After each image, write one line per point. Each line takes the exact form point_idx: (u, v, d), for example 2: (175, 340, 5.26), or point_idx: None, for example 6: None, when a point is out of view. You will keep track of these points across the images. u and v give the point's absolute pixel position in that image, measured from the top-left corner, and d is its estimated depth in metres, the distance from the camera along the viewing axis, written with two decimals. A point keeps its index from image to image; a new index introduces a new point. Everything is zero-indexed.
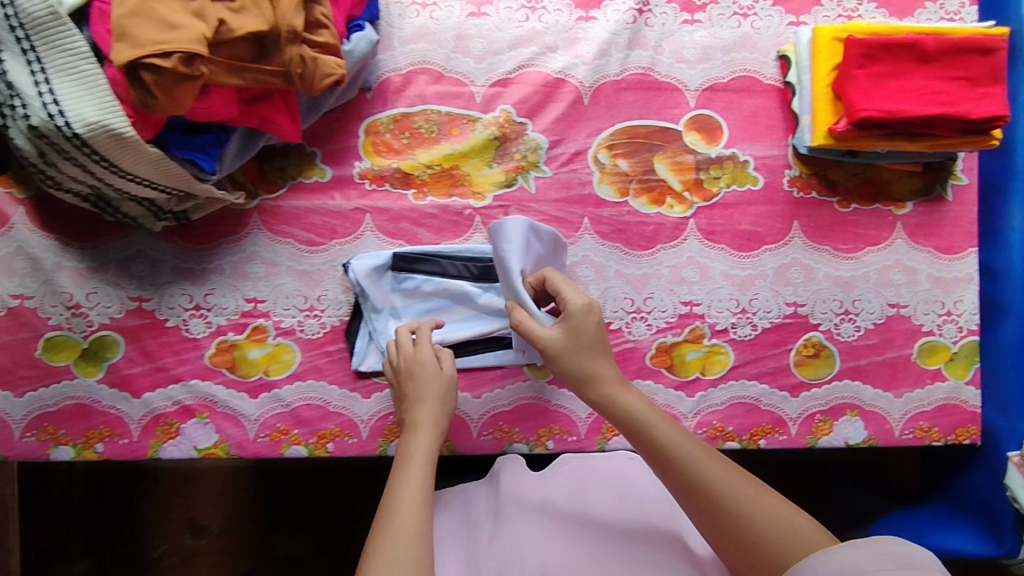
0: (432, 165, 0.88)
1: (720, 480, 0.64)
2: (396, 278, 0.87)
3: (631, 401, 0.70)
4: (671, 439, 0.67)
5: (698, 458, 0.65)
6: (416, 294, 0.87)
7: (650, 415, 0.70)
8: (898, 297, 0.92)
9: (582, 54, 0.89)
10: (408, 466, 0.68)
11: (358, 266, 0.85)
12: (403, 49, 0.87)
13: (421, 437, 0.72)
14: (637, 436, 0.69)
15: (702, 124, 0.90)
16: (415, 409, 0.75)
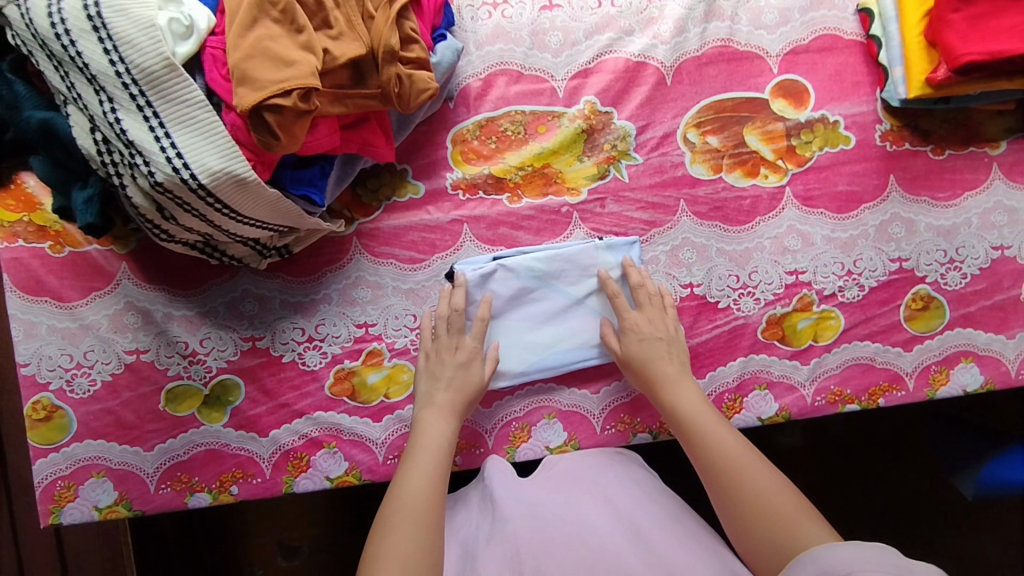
0: (523, 166, 0.87)
1: (737, 463, 0.71)
2: (492, 286, 0.83)
3: (681, 391, 0.79)
4: (708, 425, 0.75)
5: (717, 442, 0.73)
6: (512, 302, 0.85)
7: (695, 405, 0.77)
8: (1001, 239, 0.91)
9: (661, 33, 0.88)
10: (420, 448, 0.75)
11: (463, 272, 0.83)
12: (480, 53, 0.86)
13: (433, 419, 0.77)
14: (677, 421, 0.77)
15: (788, 90, 0.89)
16: (433, 390, 0.79)
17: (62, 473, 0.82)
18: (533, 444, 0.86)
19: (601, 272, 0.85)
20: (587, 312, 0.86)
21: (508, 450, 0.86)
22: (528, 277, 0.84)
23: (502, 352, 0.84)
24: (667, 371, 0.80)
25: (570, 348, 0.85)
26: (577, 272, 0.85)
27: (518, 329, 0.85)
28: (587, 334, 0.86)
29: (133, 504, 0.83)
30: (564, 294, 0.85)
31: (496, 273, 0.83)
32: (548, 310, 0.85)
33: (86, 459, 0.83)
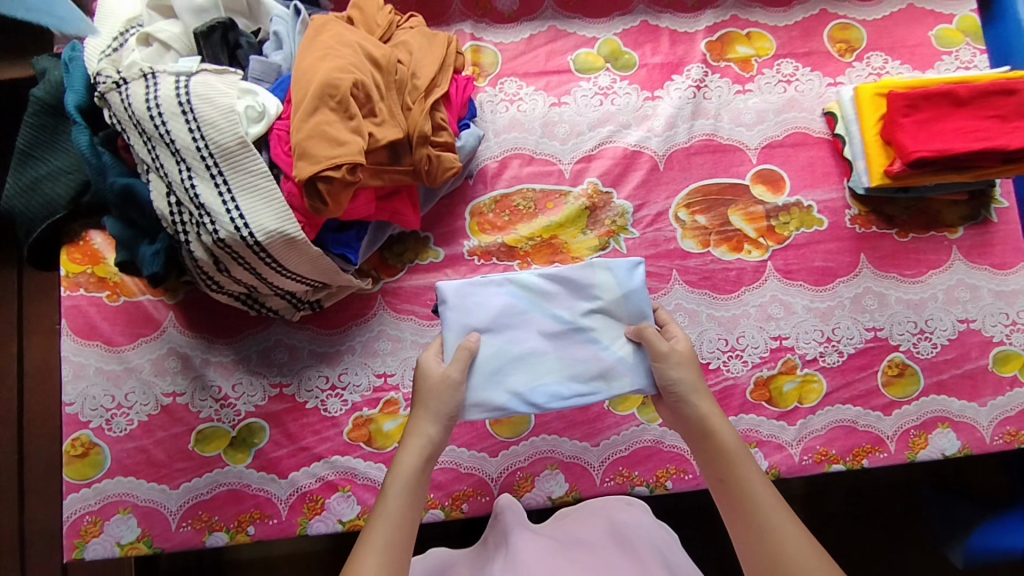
0: (533, 237, 0.98)
1: (776, 525, 0.70)
2: (476, 305, 0.83)
3: (725, 434, 0.76)
4: (750, 479, 0.74)
5: (762, 499, 0.72)
6: (496, 322, 0.83)
7: (738, 452, 0.76)
8: (966, 312, 1.00)
9: (654, 128, 1.01)
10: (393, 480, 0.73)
11: (447, 289, 0.83)
12: (498, 139, 1.00)
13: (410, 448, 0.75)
14: (714, 467, 0.76)
15: (766, 178, 1.01)
16: (414, 419, 0.78)
17: (91, 508, 0.87)
18: (536, 493, 0.91)
19: (595, 294, 0.83)
20: (585, 337, 0.84)
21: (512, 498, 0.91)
22: (518, 296, 0.84)
23: (484, 375, 0.82)
24: (709, 411, 0.78)
25: (557, 373, 0.83)
26: (572, 295, 0.84)
27: (509, 353, 0.83)
28: (584, 364, 0.83)
29: (153, 541, 0.87)
30: (557, 318, 0.84)
31: (482, 287, 0.84)
32: (540, 334, 0.84)
33: (115, 495, 0.87)
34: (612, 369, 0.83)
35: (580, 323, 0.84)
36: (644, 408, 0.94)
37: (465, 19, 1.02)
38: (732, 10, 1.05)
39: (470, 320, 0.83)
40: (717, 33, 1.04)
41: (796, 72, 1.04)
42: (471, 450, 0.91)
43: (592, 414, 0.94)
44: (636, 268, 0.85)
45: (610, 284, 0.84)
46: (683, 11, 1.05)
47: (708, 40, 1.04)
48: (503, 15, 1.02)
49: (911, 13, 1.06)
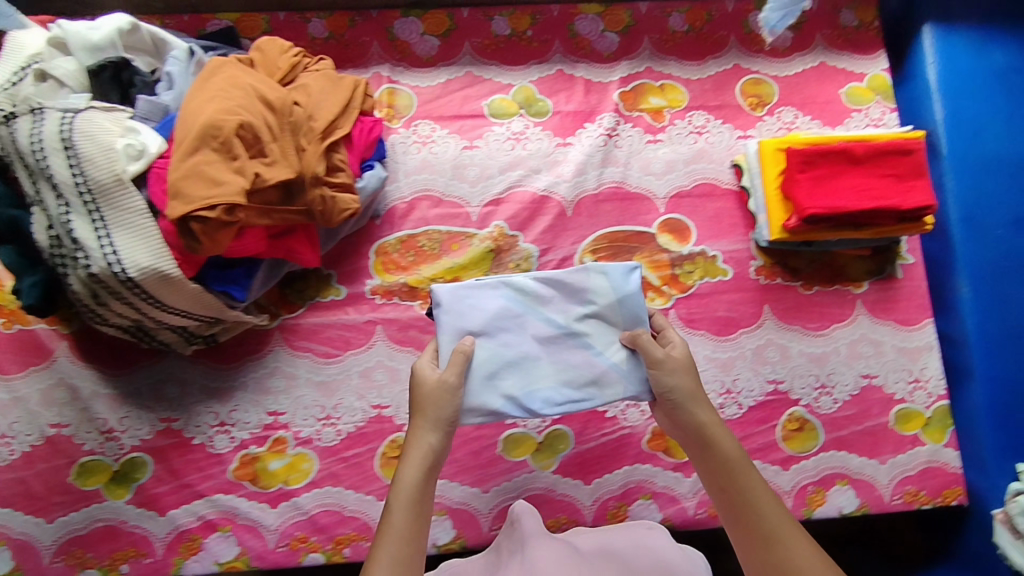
0: (436, 278, 0.98)
1: (783, 534, 0.70)
2: (469, 308, 0.81)
3: (725, 443, 0.75)
4: (756, 489, 0.73)
5: (762, 507, 0.72)
6: (490, 326, 0.81)
7: (742, 461, 0.75)
8: (869, 368, 1.00)
9: (563, 173, 1.03)
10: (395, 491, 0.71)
11: (438, 292, 0.81)
12: (407, 180, 1.01)
13: (415, 456, 0.73)
14: (717, 473, 0.75)
15: (672, 227, 1.02)
16: (413, 428, 0.76)
17: None
18: None
19: (590, 298, 0.82)
20: (580, 343, 0.82)
21: None
22: (514, 299, 0.82)
23: (476, 382, 0.79)
24: (708, 420, 0.77)
25: (555, 382, 0.81)
26: (568, 299, 0.82)
27: (503, 358, 0.81)
28: (578, 370, 0.81)
29: None
30: (553, 323, 0.82)
31: (477, 289, 0.82)
32: (535, 337, 0.82)
33: None
34: (606, 375, 0.81)
35: (575, 328, 0.82)
36: (538, 455, 0.95)
37: (382, 62, 1.03)
38: (647, 62, 1.07)
39: (465, 323, 0.81)
40: (631, 83, 1.06)
41: (707, 124, 1.06)
42: (358, 493, 0.92)
43: (485, 459, 0.94)
44: (632, 272, 0.83)
45: (606, 288, 0.82)
46: (599, 61, 1.07)
47: (621, 90, 1.06)
48: (420, 59, 1.04)
49: (822, 70, 1.08)
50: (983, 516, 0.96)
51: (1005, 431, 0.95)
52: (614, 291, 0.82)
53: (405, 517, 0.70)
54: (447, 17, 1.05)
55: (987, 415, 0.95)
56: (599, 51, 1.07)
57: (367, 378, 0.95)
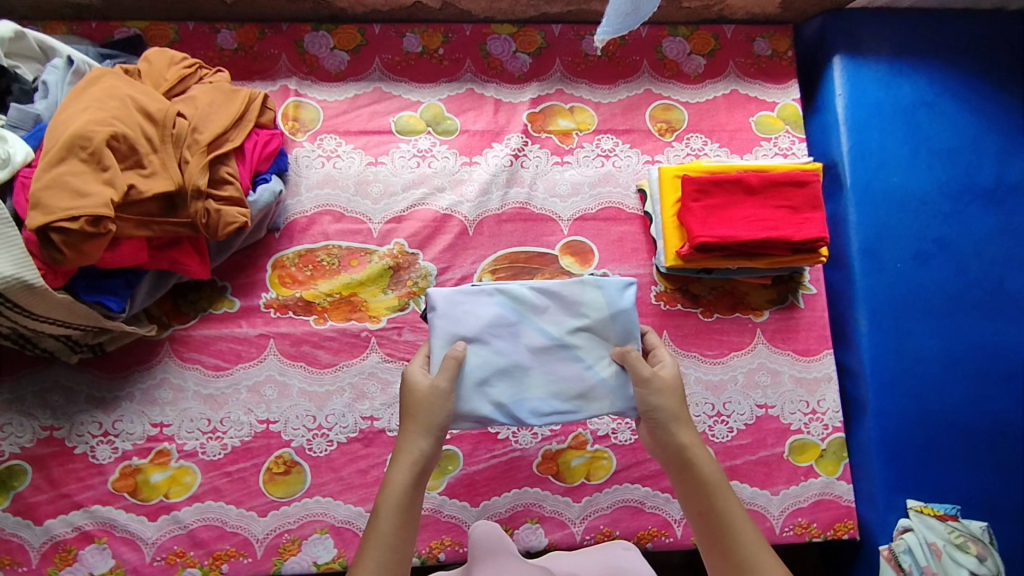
0: (331, 293, 0.98)
1: (756, 559, 0.70)
2: (462, 314, 0.79)
3: (705, 467, 0.74)
4: (732, 513, 0.72)
5: (739, 531, 0.71)
6: (481, 333, 0.78)
7: (721, 485, 0.74)
8: (765, 398, 1.00)
9: (467, 193, 1.03)
10: (385, 495, 0.71)
11: (436, 297, 0.79)
12: (309, 195, 1.01)
13: (402, 464, 0.72)
14: (694, 496, 0.74)
15: (575, 249, 1.02)
16: (403, 433, 0.74)
17: None
18: (300, 558, 0.90)
19: (585, 311, 0.80)
20: (571, 356, 0.80)
21: (275, 561, 0.90)
22: (509, 307, 0.80)
23: (467, 389, 0.77)
24: (690, 441, 0.75)
25: (546, 394, 0.79)
26: (562, 310, 0.80)
27: (495, 365, 0.78)
28: (567, 383, 0.80)
29: None
30: (546, 333, 0.80)
31: (470, 295, 0.80)
32: (528, 347, 0.79)
33: None
34: (595, 390, 0.80)
35: (564, 341, 0.80)
36: None
37: (290, 75, 1.04)
38: (558, 84, 1.08)
39: (454, 328, 0.78)
40: (541, 104, 1.07)
41: (615, 147, 1.06)
42: (240, 509, 0.91)
43: (371, 478, 0.93)
44: (628, 288, 0.82)
45: (601, 302, 0.80)
46: (509, 81, 1.07)
47: (530, 111, 1.06)
48: (329, 74, 1.05)
49: (732, 98, 1.08)
50: (871, 551, 0.96)
51: (895, 466, 0.95)
52: (610, 306, 0.81)
53: (388, 523, 0.70)
54: (359, 33, 1.06)
55: (879, 449, 0.96)
56: (511, 72, 1.07)
57: (256, 393, 0.94)
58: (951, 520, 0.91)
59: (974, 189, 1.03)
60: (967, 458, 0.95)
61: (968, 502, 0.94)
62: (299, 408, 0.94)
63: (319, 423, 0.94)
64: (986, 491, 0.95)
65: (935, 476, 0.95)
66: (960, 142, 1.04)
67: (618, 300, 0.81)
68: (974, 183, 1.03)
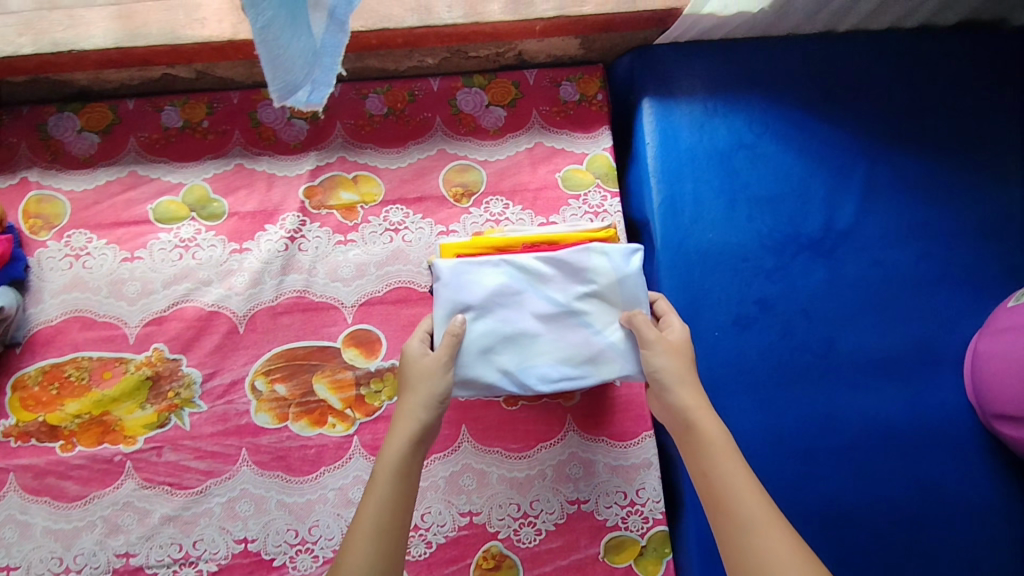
0: (80, 414, 0.87)
1: (761, 529, 0.61)
2: (461, 281, 0.73)
3: (707, 426, 0.68)
4: (736, 480, 0.64)
5: (743, 498, 0.63)
6: (484, 300, 0.73)
7: (724, 448, 0.66)
8: (578, 492, 0.89)
9: (236, 285, 0.92)
10: (379, 477, 0.67)
11: (438, 267, 0.74)
12: (55, 300, 0.90)
13: (394, 442, 0.69)
14: (693, 459, 0.67)
15: (360, 339, 0.91)
16: (402, 407, 0.71)
17: None
18: None
19: (592, 275, 0.73)
20: (581, 324, 0.74)
21: None
22: (514, 276, 0.74)
23: (469, 357, 0.72)
24: (690, 401, 0.69)
25: (555, 361, 0.73)
26: (569, 277, 0.74)
27: (499, 334, 0.73)
28: (577, 350, 0.73)
29: None
30: (553, 300, 0.73)
31: (473, 264, 0.73)
32: (535, 316, 0.73)
33: None
34: (605, 354, 0.73)
35: (572, 307, 0.74)
36: None
37: (31, 165, 0.93)
38: (339, 151, 0.96)
39: (452, 295, 0.73)
40: (320, 176, 0.95)
41: (405, 219, 0.95)
42: None
43: None
44: (637, 252, 0.75)
45: (607, 267, 0.74)
46: (284, 152, 0.96)
47: (308, 184, 0.95)
48: (76, 159, 0.94)
49: (536, 152, 0.97)
50: None
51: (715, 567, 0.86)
52: (617, 269, 0.74)
53: (381, 495, 0.66)
54: (110, 110, 0.95)
55: (699, 547, 0.86)
56: (285, 141, 0.96)
57: None
58: None
59: (799, 239, 0.92)
60: None
61: None
62: (43, 549, 0.84)
63: (66, 565, 0.83)
64: None
65: None
66: (785, 187, 0.93)
67: (626, 263, 0.75)
68: (800, 232, 0.92)
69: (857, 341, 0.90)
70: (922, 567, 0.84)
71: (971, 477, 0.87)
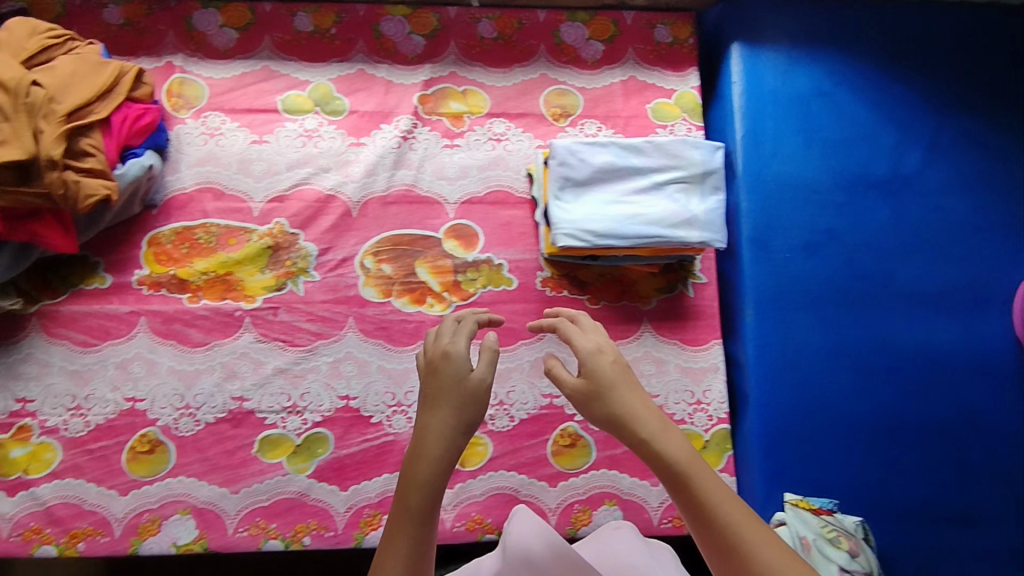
0: (207, 272, 0.96)
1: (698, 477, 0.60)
2: (577, 156, 0.91)
3: (669, 445, 0.62)
4: (666, 442, 0.63)
5: (676, 453, 0.62)
6: (594, 171, 0.91)
7: (693, 463, 0.62)
8: (649, 387, 0.98)
9: (352, 173, 1.01)
10: (408, 501, 0.60)
11: (559, 144, 0.91)
12: (190, 171, 0.99)
13: (418, 468, 0.62)
14: (627, 436, 0.64)
15: (460, 233, 1.01)
16: (422, 422, 0.64)
17: None
18: (159, 539, 0.89)
19: (684, 164, 0.92)
20: (671, 199, 0.91)
21: (133, 542, 0.88)
22: (620, 155, 0.92)
23: (578, 212, 0.89)
24: (650, 425, 0.64)
25: (648, 223, 0.89)
26: (664, 161, 0.92)
27: (602, 200, 0.91)
28: (667, 216, 0.90)
29: None
30: (648, 178, 0.92)
31: (588, 146, 0.92)
32: (632, 188, 0.91)
33: None
34: (689, 222, 0.90)
35: (663, 187, 0.92)
36: (293, 458, 0.92)
37: (176, 52, 1.03)
38: (451, 67, 1.06)
39: (569, 168, 0.91)
40: (433, 87, 1.05)
41: (507, 131, 1.05)
42: (100, 487, 0.90)
43: (238, 459, 0.92)
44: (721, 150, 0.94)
45: (697, 159, 0.92)
46: (402, 63, 1.06)
47: (422, 93, 1.05)
48: (217, 50, 1.03)
49: (629, 85, 1.07)
50: None
51: (775, 459, 0.94)
52: (704, 160, 0.92)
53: (407, 542, 0.59)
54: (248, 10, 1.05)
55: (759, 440, 0.95)
56: (403, 53, 1.06)
57: (123, 370, 0.93)
58: (826, 515, 0.91)
59: (868, 179, 1.03)
60: (850, 451, 0.96)
61: (848, 495, 0.94)
62: (167, 386, 0.93)
63: (187, 402, 0.93)
64: (865, 486, 0.95)
65: (814, 469, 0.95)
66: (856, 133, 1.05)
67: (713, 161, 0.93)
68: (868, 174, 1.04)
69: (913, 274, 1.01)
70: (956, 476, 0.95)
71: (1010, 405, 0.98)
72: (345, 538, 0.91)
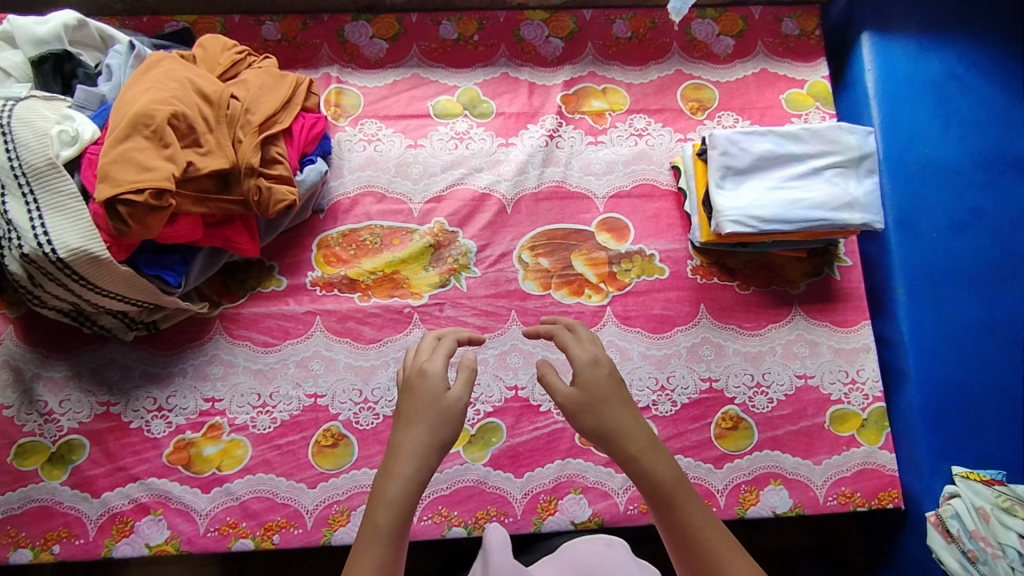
0: (375, 271, 1.00)
1: (687, 501, 0.60)
2: (736, 145, 0.94)
3: (658, 468, 0.61)
4: (661, 465, 0.61)
5: (667, 475, 0.61)
6: (752, 159, 0.94)
7: (680, 485, 0.61)
8: (805, 368, 1.00)
9: (504, 172, 1.05)
10: (374, 518, 0.57)
11: (719, 134, 0.95)
12: (351, 176, 1.04)
13: (386, 486, 0.58)
14: (619, 454, 0.62)
15: (611, 226, 1.04)
16: (397, 438, 0.61)
17: None
18: (349, 529, 0.91)
19: (840, 149, 0.95)
20: (830, 183, 0.94)
21: (325, 532, 0.91)
22: (777, 142, 0.95)
23: (742, 199, 0.93)
24: (638, 443, 0.62)
25: (811, 207, 0.92)
26: (820, 147, 0.95)
27: (762, 186, 0.94)
28: (829, 199, 0.93)
29: None
30: (806, 164, 0.95)
31: (746, 135, 0.95)
32: (790, 174, 0.95)
33: None
34: (852, 205, 0.92)
35: (822, 172, 0.95)
36: (470, 447, 0.95)
37: (332, 63, 1.08)
38: (590, 67, 1.10)
39: (728, 156, 0.94)
40: (574, 86, 1.09)
41: (648, 126, 1.08)
42: (290, 480, 0.92)
43: None
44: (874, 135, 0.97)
45: (852, 143, 0.95)
46: (543, 65, 1.10)
47: (564, 93, 1.09)
48: (369, 60, 1.08)
49: (763, 77, 1.11)
50: (917, 519, 0.97)
51: (940, 434, 0.96)
52: (860, 145, 0.95)
53: (377, 559, 0.56)
54: (397, 21, 1.10)
55: (921, 417, 0.97)
56: (544, 56, 1.10)
57: (304, 368, 0.97)
58: (997, 485, 0.91)
59: (1006, 158, 1.05)
60: (1014, 425, 0.97)
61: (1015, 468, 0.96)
62: (346, 381, 0.96)
63: (366, 396, 0.96)
64: None
65: (979, 443, 0.96)
66: (991, 114, 1.06)
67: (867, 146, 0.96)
68: (1006, 153, 1.05)
69: None
70: None
71: None
72: (524, 523, 0.93)
